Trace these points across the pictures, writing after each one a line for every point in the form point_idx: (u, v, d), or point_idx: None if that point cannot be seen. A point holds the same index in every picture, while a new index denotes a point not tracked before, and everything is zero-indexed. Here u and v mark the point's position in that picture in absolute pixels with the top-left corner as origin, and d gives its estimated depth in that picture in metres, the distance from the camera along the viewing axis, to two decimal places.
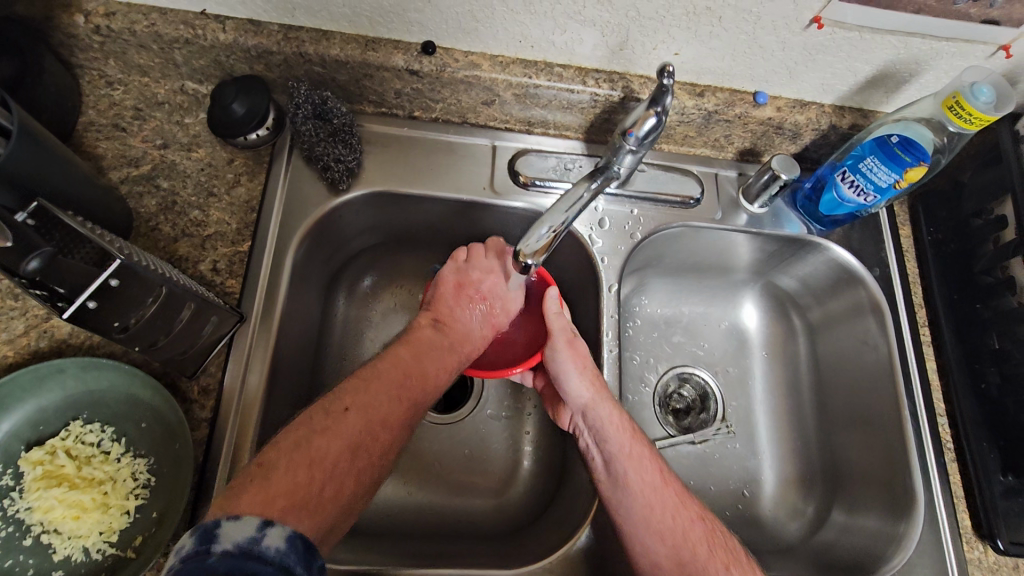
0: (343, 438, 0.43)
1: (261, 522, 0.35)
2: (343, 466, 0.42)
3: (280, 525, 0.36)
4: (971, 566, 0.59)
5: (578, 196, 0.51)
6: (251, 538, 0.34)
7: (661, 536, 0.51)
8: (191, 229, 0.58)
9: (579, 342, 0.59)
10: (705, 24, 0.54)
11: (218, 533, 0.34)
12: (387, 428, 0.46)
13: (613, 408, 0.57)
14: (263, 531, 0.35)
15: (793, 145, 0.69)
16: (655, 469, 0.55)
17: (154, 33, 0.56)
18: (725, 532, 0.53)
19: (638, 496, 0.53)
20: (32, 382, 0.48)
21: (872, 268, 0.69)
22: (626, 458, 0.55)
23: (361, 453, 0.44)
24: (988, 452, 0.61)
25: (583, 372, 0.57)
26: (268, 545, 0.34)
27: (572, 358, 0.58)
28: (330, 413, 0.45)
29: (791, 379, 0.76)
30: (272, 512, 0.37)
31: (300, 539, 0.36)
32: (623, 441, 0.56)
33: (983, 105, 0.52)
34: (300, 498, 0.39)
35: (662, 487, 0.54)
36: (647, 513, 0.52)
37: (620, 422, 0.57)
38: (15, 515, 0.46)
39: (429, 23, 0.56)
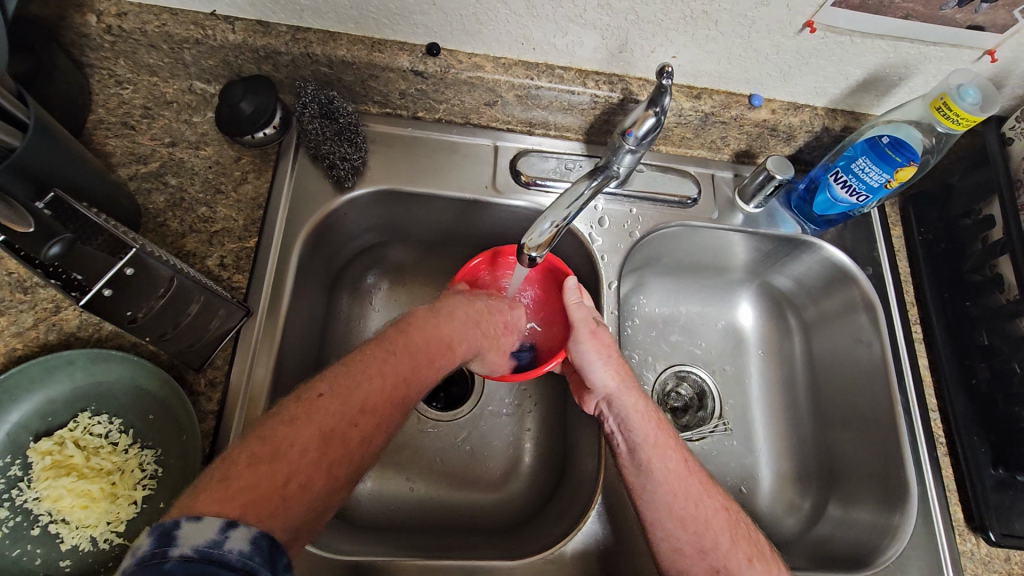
0: (316, 424, 0.43)
1: (223, 524, 0.34)
2: (311, 456, 0.41)
3: (245, 526, 0.35)
4: (964, 558, 0.60)
5: (580, 192, 0.53)
6: (211, 542, 0.33)
7: (682, 524, 0.52)
8: (198, 225, 0.59)
9: (603, 332, 0.60)
10: (702, 27, 0.55)
11: (178, 534, 0.33)
12: (367, 412, 0.45)
13: (638, 398, 0.58)
14: (226, 533, 0.33)
15: (787, 148, 0.71)
16: (679, 459, 0.56)
17: (165, 33, 0.57)
18: (749, 525, 0.54)
19: (663, 485, 0.54)
20: (40, 373, 0.49)
21: (865, 267, 0.71)
22: (651, 447, 0.56)
23: (332, 440, 0.43)
24: (978, 446, 0.63)
25: (608, 361, 0.58)
26: (231, 549, 0.33)
27: (597, 348, 0.58)
28: (305, 400, 0.44)
29: (786, 377, 0.77)
30: (233, 509, 0.36)
31: (265, 541, 0.34)
32: (648, 430, 0.57)
33: (970, 106, 0.54)
34: (265, 493, 0.38)
35: (686, 477, 0.55)
36: (671, 501, 0.53)
37: (645, 411, 0.58)
38: (23, 505, 0.47)
39: (434, 25, 0.57)
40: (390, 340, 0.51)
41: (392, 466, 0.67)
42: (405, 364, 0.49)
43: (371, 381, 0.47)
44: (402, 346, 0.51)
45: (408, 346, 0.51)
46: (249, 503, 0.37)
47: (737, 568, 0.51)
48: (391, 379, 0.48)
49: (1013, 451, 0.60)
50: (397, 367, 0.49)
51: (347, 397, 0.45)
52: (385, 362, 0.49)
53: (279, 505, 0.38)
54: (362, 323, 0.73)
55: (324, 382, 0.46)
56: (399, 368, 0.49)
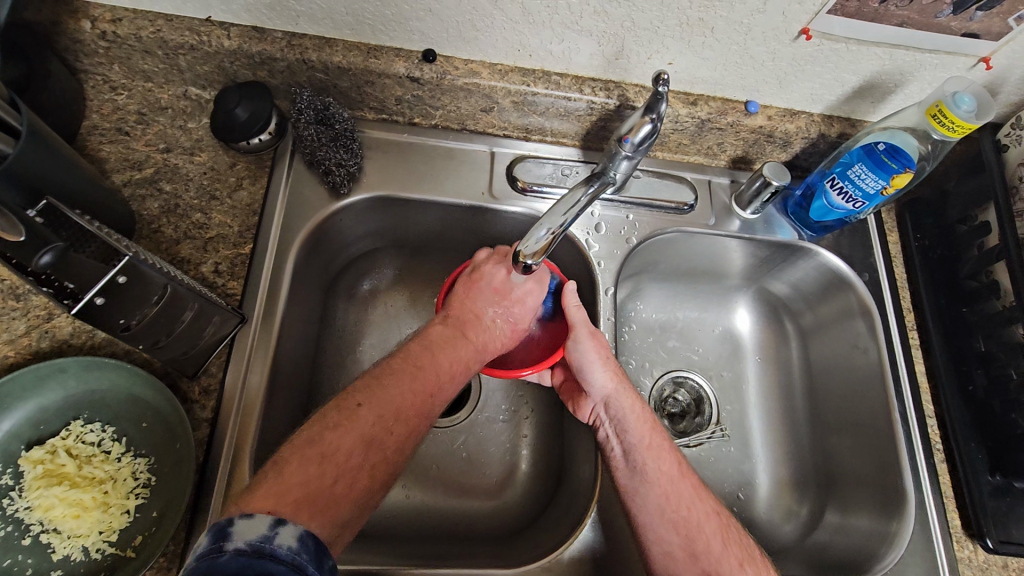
0: (356, 431, 0.43)
1: (272, 520, 0.35)
2: (355, 458, 0.42)
3: (291, 524, 0.36)
4: (962, 565, 0.60)
5: (576, 199, 0.53)
6: (263, 537, 0.34)
7: (674, 528, 0.52)
8: (193, 231, 0.59)
9: (600, 335, 0.60)
10: (698, 34, 0.55)
11: (231, 531, 0.35)
12: (402, 420, 0.46)
13: (635, 400, 0.59)
14: (275, 529, 0.35)
15: (783, 154, 0.71)
16: (674, 462, 0.56)
17: (160, 39, 0.57)
18: (741, 530, 0.54)
19: (656, 487, 0.54)
20: (32, 381, 0.48)
21: (861, 273, 0.71)
22: (646, 449, 0.56)
23: (373, 446, 0.43)
24: (975, 453, 0.62)
25: (606, 363, 0.59)
26: (281, 544, 0.35)
27: (595, 349, 0.59)
28: (343, 408, 0.45)
29: (783, 383, 0.77)
30: (282, 509, 0.37)
31: (311, 539, 0.36)
32: (644, 432, 0.57)
33: (965, 114, 0.54)
34: (312, 493, 0.39)
35: (681, 480, 0.55)
36: (664, 504, 0.53)
37: (641, 414, 0.58)
38: (14, 514, 0.46)
39: (430, 31, 0.57)
40: (414, 354, 0.51)
41: None
42: (429, 376, 0.50)
43: (403, 390, 0.47)
44: (420, 359, 0.51)
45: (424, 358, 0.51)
46: (300, 501, 0.38)
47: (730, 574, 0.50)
48: (416, 391, 0.48)
49: (1010, 457, 0.60)
50: (421, 384, 0.49)
51: (386, 405, 0.46)
52: (409, 377, 0.49)
53: (326, 507, 0.39)
54: (358, 329, 0.73)
55: (360, 393, 0.46)
56: (423, 385, 0.49)
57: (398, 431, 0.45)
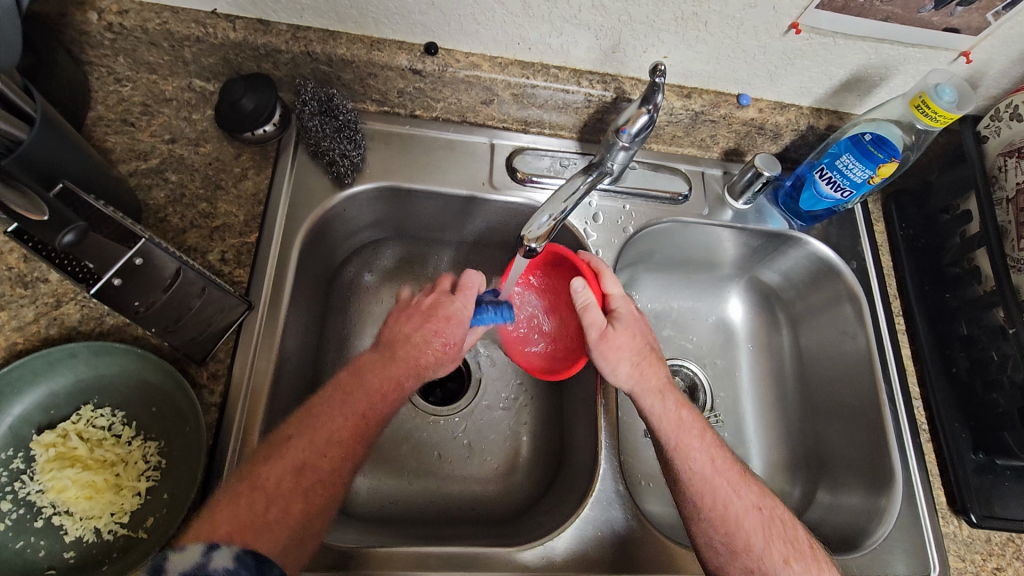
0: (287, 461, 0.49)
1: (204, 549, 0.40)
2: (284, 484, 0.48)
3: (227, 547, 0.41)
4: (947, 540, 0.62)
5: (575, 187, 0.55)
6: (197, 564, 0.39)
7: (714, 527, 0.53)
8: (199, 221, 0.60)
9: (612, 335, 0.59)
10: (692, 28, 0.57)
11: (166, 564, 0.39)
12: (335, 447, 0.51)
13: (660, 398, 0.58)
14: (208, 556, 0.40)
15: (774, 146, 0.73)
16: (705, 458, 0.56)
17: (166, 31, 0.58)
18: (784, 519, 0.54)
19: (686, 488, 0.55)
20: (43, 366, 0.49)
21: (849, 261, 0.73)
22: (676, 450, 0.56)
23: (305, 470, 0.49)
24: (959, 432, 0.65)
25: (622, 364, 0.59)
26: (216, 567, 0.39)
27: (609, 353, 0.59)
28: (276, 442, 0.51)
29: (775, 370, 0.79)
30: (221, 535, 0.43)
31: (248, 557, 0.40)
32: (673, 432, 0.57)
33: (947, 104, 0.56)
34: (249, 522, 0.45)
35: (714, 477, 0.55)
36: (696, 505, 0.54)
37: (669, 410, 0.58)
38: (26, 497, 0.47)
39: (431, 23, 0.59)
40: (345, 382, 0.55)
41: (392, 459, 0.68)
42: (362, 399, 0.53)
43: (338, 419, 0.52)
44: (355, 384, 0.54)
45: (355, 386, 0.54)
46: (236, 531, 0.44)
47: (772, 569, 0.52)
48: (353, 413, 0.53)
49: (991, 435, 0.63)
50: (356, 407, 0.53)
51: (311, 436, 0.51)
52: (341, 398, 0.53)
53: (263, 530, 0.46)
54: (361, 318, 0.74)
55: (293, 427, 0.52)
56: (358, 406, 0.53)
57: (332, 457, 0.51)
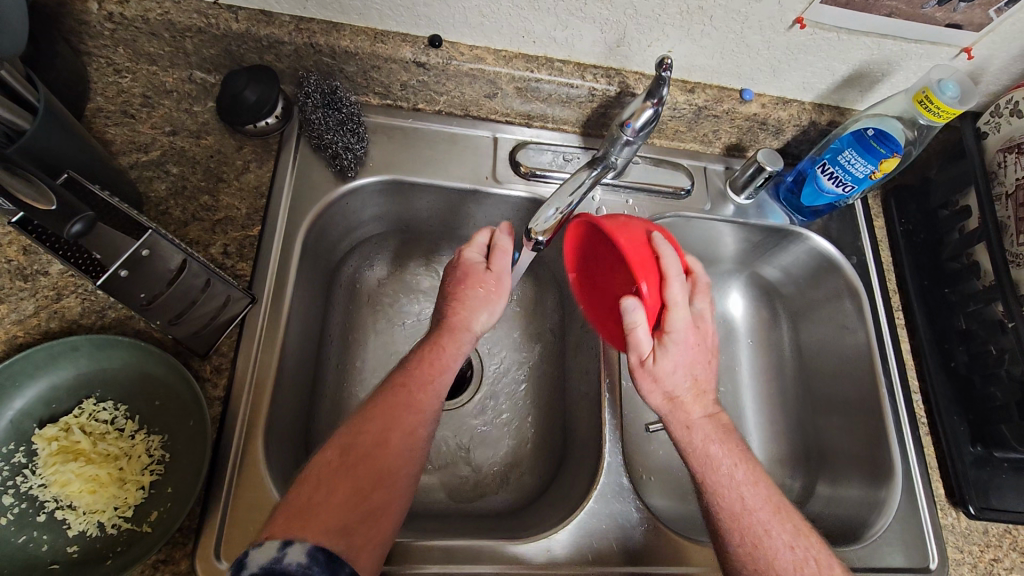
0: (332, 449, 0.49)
1: (280, 544, 0.40)
2: (337, 467, 0.47)
3: (298, 542, 0.41)
4: (946, 531, 0.63)
5: (581, 182, 0.55)
6: (274, 559, 0.39)
7: (738, 567, 0.50)
8: (201, 213, 0.59)
9: (653, 361, 0.54)
10: (697, 22, 0.57)
11: (246, 560, 0.39)
12: (377, 425, 0.50)
13: (695, 431, 0.55)
14: (283, 550, 0.40)
15: (775, 141, 0.74)
16: (735, 497, 0.52)
17: (167, 21, 0.57)
18: (821, 561, 0.50)
19: (715, 521, 0.52)
20: (44, 360, 0.49)
21: (850, 256, 0.73)
22: (700, 488, 0.53)
23: (347, 453, 0.48)
24: (958, 425, 0.66)
25: (655, 392, 0.55)
26: (290, 561, 0.39)
27: (648, 377, 0.55)
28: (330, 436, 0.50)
29: (775, 364, 0.80)
30: (278, 524, 0.43)
31: (321, 553, 0.41)
32: (697, 470, 0.54)
33: (949, 100, 0.56)
34: (302, 508, 0.44)
35: (744, 514, 0.51)
36: (724, 542, 0.51)
37: (697, 445, 0.54)
38: (28, 491, 0.46)
39: (437, 16, 0.58)
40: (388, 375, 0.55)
41: None
42: (401, 384, 0.53)
43: (380, 405, 0.51)
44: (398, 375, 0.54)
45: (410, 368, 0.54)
46: (292, 519, 0.43)
47: None
48: (396, 395, 0.52)
49: (989, 428, 0.63)
50: (395, 389, 0.53)
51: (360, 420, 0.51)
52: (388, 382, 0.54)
53: (315, 514, 0.44)
54: (362, 313, 0.73)
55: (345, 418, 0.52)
56: (398, 389, 0.52)
57: (375, 434, 0.49)
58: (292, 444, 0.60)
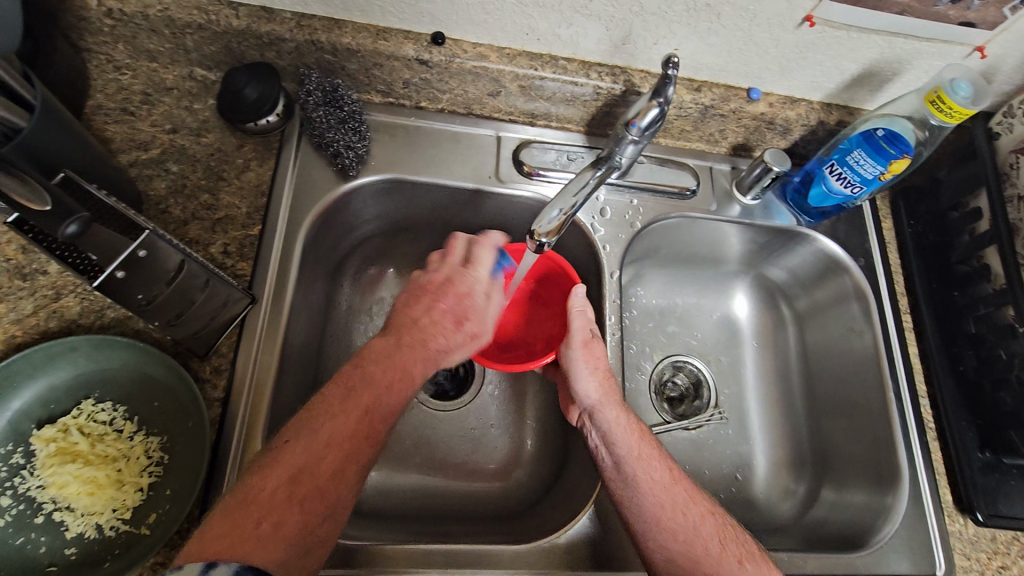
0: (283, 468, 0.43)
1: (203, 566, 0.37)
2: (283, 493, 0.42)
3: (223, 565, 0.37)
4: (953, 538, 0.62)
5: (585, 182, 0.55)
6: None
7: (673, 535, 0.51)
8: (201, 212, 0.58)
9: (595, 345, 0.60)
10: (705, 20, 0.56)
11: None
12: (333, 449, 0.45)
13: (622, 412, 0.58)
14: (206, 574, 0.36)
15: (783, 141, 0.73)
16: (665, 468, 0.55)
17: (167, 17, 0.56)
18: (736, 529, 0.53)
19: (649, 496, 0.53)
20: (42, 360, 0.48)
21: (857, 258, 0.72)
22: (636, 459, 0.55)
23: (299, 479, 0.43)
24: (966, 431, 0.65)
25: (594, 373, 0.59)
26: None
27: (586, 358, 0.59)
28: (274, 447, 0.45)
29: (780, 367, 0.79)
30: (208, 553, 0.38)
31: (247, 573, 0.38)
32: (632, 442, 0.56)
33: (962, 100, 0.55)
34: (239, 536, 0.39)
35: (673, 485, 0.54)
36: (659, 513, 0.52)
37: (629, 424, 0.57)
38: (27, 492, 0.46)
39: (440, 13, 0.58)
40: (346, 376, 0.49)
41: (396, 457, 0.67)
42: (366, 395, 0.47)
43: (333, 421, 0.46)
44: (356, 378, 0.48)
45: (365, 380, 0.48)
46: (224, 549, 0.38)
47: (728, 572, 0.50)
48: (353, 413, 0.47)
49: (999, 434, 0.62)
50: (358, 400, 0.47)
51: (313, 439, 0.45)
52: (344, 393, 0.48)
53: (251, 546, 0.39)
54: (364, 314, 0.73)
55: (291, 427, 0.46)
56: (360, 401, 0.47)
57: (330, 462, 0.44)
58: None
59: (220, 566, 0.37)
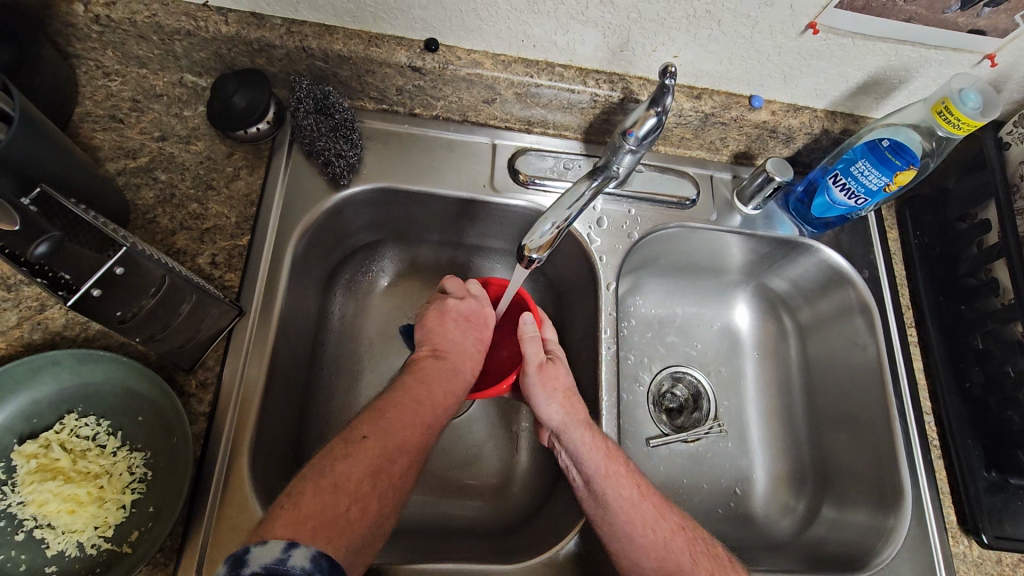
0: (364, 461, 0.44)
1: (286, 544, 0.37)
2: (359, 482, 0.43)
3: (304, 547, 0.37)
4: (957, 560, 0.60)
5: (580, 193, 0.53)
6: (277, 560, 0.35)
7: (646, 552, 0.50)
8: (190, 222, 0.58)
9: (552, 366, 0.59)
10: (705, 27, 0.55)
11: (247, 558, 0.35)
12: (406, 453, 0.46)
13: (586, 430, 0.55)
14: (288, 552, 0.36)
15: (786, 149, 0.71)
16: (633, 484, 0.53)
17: (155, 24, 0.55)
18: (707, 539, 0.53)
19: (620, 514, 0.52)
20: (24, 374, 0.47)
21: (861, 270, 0.71)
22: (603, 478, 0.53)
23: (380, 475, 0.44)
24: (972, 449, 0.63)
25: (554, 396, 0.57)
26: (294, 565, 0.36)
27: (543, 381, 0.58)
28: (349, 442, 0.45)
29: (782, 379, 0.77)
30: (306, 532, 0.38)
31: (323, 560, 0.37)
32: (598, 461, 0.54)
33: (971, 111, 0.53)
34: (331, 519, 0.40)
35: (642, 501, 0.53)
36: (631, 531, 0.51)
37: (593, 441, 0.55)
38: (7, 509, 0.45)
39: (433, 19, 0.56)
40: (408, 387, 0.51)
41: None
42: (426, 410, 0.50)
43: (404, 426, 0.47)
44: (419, 391, 0.51)
45: (422, 393, 0.50)
46: (317, 529, 0.39)
47: None
48: (415, 425, 0.48)
49: (1006, 453, 0.61)
50: (420, 415, 0.49)
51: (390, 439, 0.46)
52: (407, 403, 0.49)
53: (342, 531, 0.40)
54: (357, 323, 0.72)
55: (367, 426, 0.46)
56: (422, 416, 0.49)
57: (403, 462, 0.46)
58: (281, 458, 0.59)
59: (301, 548, 0.37)
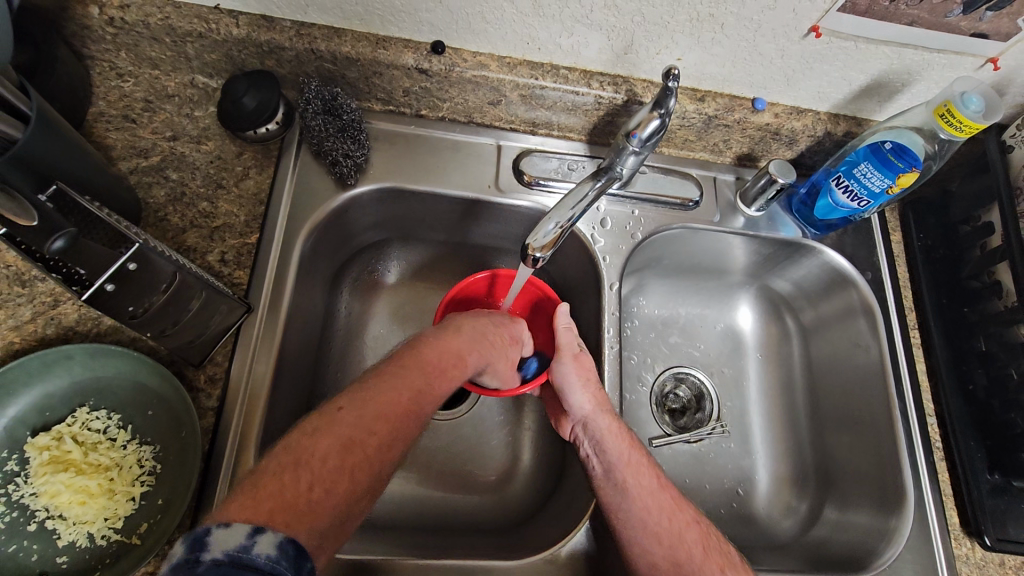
0: (333, 434, 0.41)
1: (251, 529, 0.33)
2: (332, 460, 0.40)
3: (271, 531, 0.34)
4: (959, 562, 0.61)
5: (583, 194, 0.54)
6: (241, 547, 0.32)
7: (658, 539, 0.52)
8: (200, 220, 0.59)
9: (585, 358, 0.60)
10: (708, 30, 0.55)
11: (209, 540, 0.33)
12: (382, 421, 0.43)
13: (614, 421, 0.57)
14: (254, 538, 0.33)
15: (789, 152, 0.71)
16: (652, 476, 0.55)
17: (168, 26, 0.56)
18: (717, 534, 0.54)
19: (637, 502, 0.53)
20: (39, 367, 0.48)
21: (864, 272, 0.71)
22: (626, 466, 0.55)
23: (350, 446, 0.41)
24: (975, 451, 0.63)
25: (587, 385, 0.58)
26: (259, 553, 0.33)
27: (577, 370, 0.58)
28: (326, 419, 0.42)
29: (784, 380, 0.78)
30: (260, 515, 0.35)
31: (291, 545, 0.34)
32: (622, 450, 0.56)
33: (973, 114, 0.54)
34: (289, 499, 0.36)
35: (660, 492, 0.54)
36: (645, 519, 0.52)
37: (619, 432, 0.56)
38: (20, 500, 0.46)
39: (439, 22, 0.57)
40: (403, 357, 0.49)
41: None
42: (415, 375, 0.47)
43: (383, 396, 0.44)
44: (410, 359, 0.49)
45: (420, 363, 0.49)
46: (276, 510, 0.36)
47: None
48: (402, 390, 0.46)
49: (1009, 456, 0.60)
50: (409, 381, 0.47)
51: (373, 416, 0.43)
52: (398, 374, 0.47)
53: (304, 509, 0.37)
54: (363, 320, 0.73)
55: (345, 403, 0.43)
56: (410, 381, 0.47)
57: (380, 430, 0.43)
58: None
59: (267, 533, 0.34)
